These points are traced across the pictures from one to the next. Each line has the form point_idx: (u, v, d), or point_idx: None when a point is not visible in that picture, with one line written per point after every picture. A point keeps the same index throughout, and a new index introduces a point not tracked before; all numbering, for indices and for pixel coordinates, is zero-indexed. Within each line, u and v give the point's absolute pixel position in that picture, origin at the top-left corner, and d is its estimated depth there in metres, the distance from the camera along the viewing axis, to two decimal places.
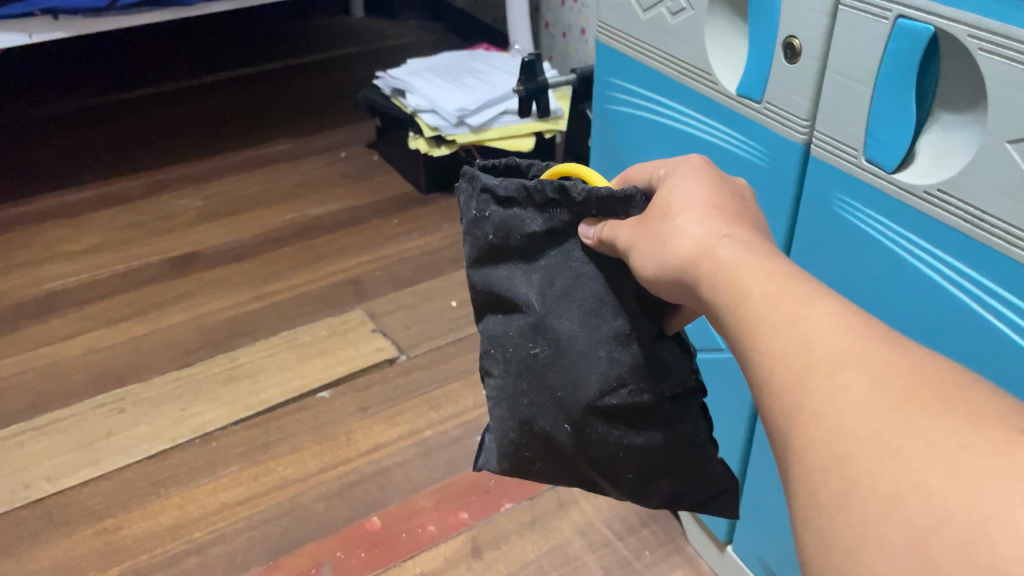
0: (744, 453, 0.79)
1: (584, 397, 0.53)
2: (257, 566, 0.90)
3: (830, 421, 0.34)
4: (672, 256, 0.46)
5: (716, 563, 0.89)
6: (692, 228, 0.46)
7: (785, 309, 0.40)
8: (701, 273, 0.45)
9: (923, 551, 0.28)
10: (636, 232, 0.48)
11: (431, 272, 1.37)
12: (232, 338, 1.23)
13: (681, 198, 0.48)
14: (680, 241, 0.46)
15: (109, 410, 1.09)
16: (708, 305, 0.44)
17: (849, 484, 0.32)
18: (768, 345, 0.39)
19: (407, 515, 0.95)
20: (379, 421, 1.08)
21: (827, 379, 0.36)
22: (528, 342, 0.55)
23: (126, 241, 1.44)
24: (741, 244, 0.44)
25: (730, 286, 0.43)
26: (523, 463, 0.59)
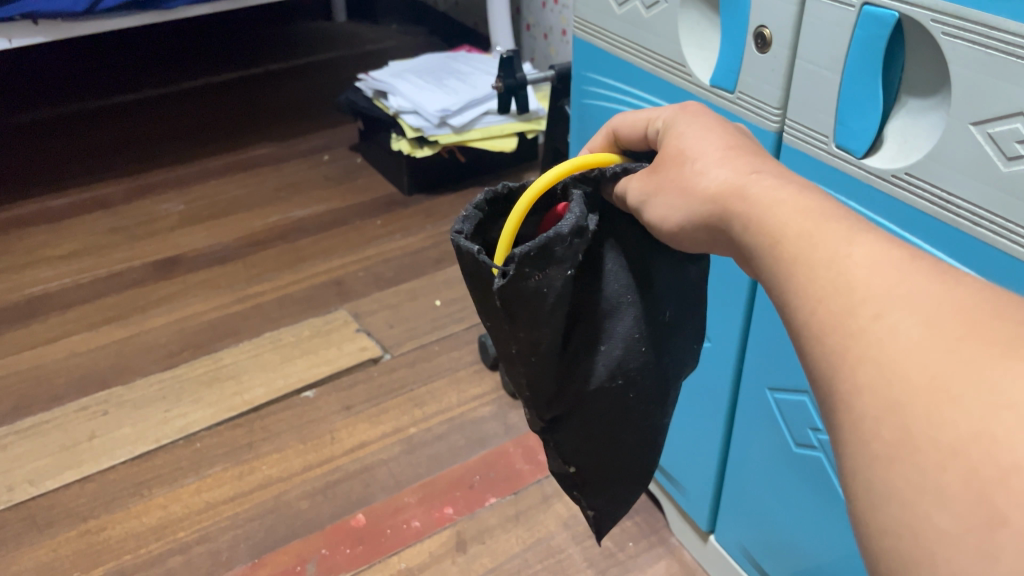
0: (726, 442, 0.79)
1: (687, 321, 0.55)
2: (241, 564, 0.90)
3: (880, 363, 0.32)
4: (700, 201, 0.45)
5: (699, 553, 0.90)
6: (716, 169, 0.45)
7: (822, 249, 0.38)
8: (731, 214, 0.43)
9: (989, 502, 0.26)
10: (650, 178, 0.47)
11: (415, 272, 1.38)
12: (216, 339, 1.23)
13: (697, 144, 0.47)
14: (706, 183, 0.45)
15: (92, 412, 1.09)
16: (741, 246, 0.43)
17: (905, 433, 0.29)
18: (806, 286, 0.37)
19: (392, 512, 0.96)
20: (363, 420, 1.09)
21: (873, 321, 0.33)
22: (653, 317, 0.51)
23: (108, 246, 1.44)
24: (772, 178, 0.43)
25: (763, 227, 0.41)
26: (656, 441, 0.57)
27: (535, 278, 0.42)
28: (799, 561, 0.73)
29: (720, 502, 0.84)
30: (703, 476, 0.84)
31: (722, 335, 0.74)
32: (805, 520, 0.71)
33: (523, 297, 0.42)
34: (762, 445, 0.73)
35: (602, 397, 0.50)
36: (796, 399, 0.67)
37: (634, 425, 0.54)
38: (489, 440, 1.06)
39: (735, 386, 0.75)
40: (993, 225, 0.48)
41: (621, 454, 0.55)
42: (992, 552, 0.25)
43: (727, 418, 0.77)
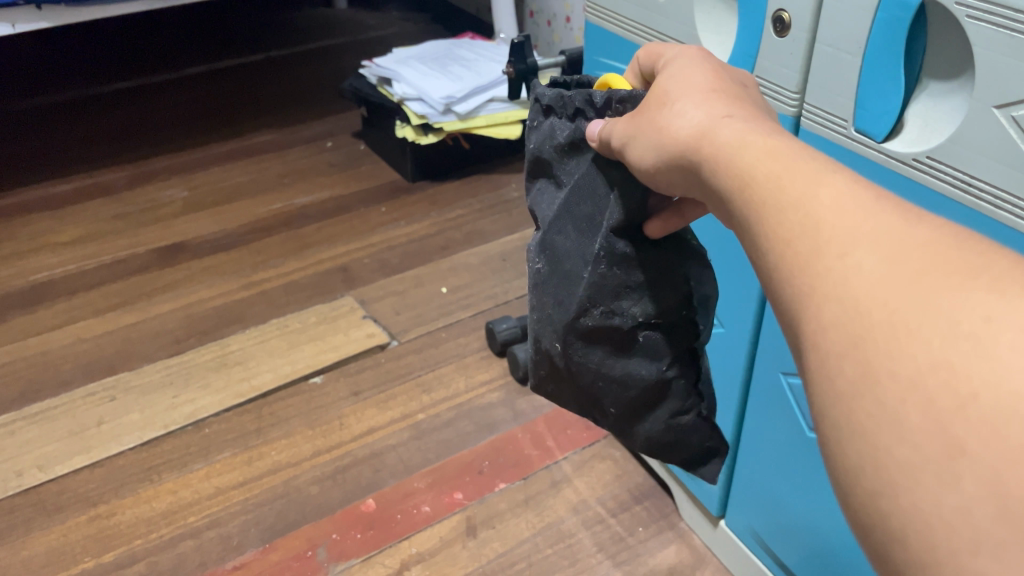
0: (738, 422, 0.79)
1: (565, 316, 0.58)
2: (252, 548, 0.90)
3: (843, 300, 0.32)
4: (671, 141, 0.45)
5: (709, 537, 0.91)
6: (692, 111, 0.45)
7: (791, 190, 0.37)
8: (703, 155, 0.43)
9: (947, 431, 0.27)
10: (631, 123, 0.49)
11: (420, 258, 1.37)
12: (222, 326, 1.22)
13: (679, 87, 0.48)
14: (679, 126, 0.45)
15: (99, 398, 1.09)
16: (713, 191, 0.42)
17: (866, 368, 0.30)
18: (776, 229, 0.37)
19: (402, 497, 0.96)
20: (371, 405, 1.09)
21: (839, 260, 0.33)
22: (533, 257, 0.60)
23: (113, 232, 1.43)
24: (742, 123, 0.43)
25: (736, 171, 0.40)
26: (534, 381, 0.66)
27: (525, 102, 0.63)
28: (811, 546, 0.74)
29: (730, 484, 0.84)
30: None
31: (734, 321, 0.74)
32: (817, 506, 0.71)
33: None
34: (773, 430, 0.74)
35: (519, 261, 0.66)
36: None
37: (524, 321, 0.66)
38: (497, 426, 1.06)
39: (747, 370, 0.76)
40: (1016, 210, 0.48)
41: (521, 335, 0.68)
42: (950, 480, 0.27)
43: (739, 401, 0.78)
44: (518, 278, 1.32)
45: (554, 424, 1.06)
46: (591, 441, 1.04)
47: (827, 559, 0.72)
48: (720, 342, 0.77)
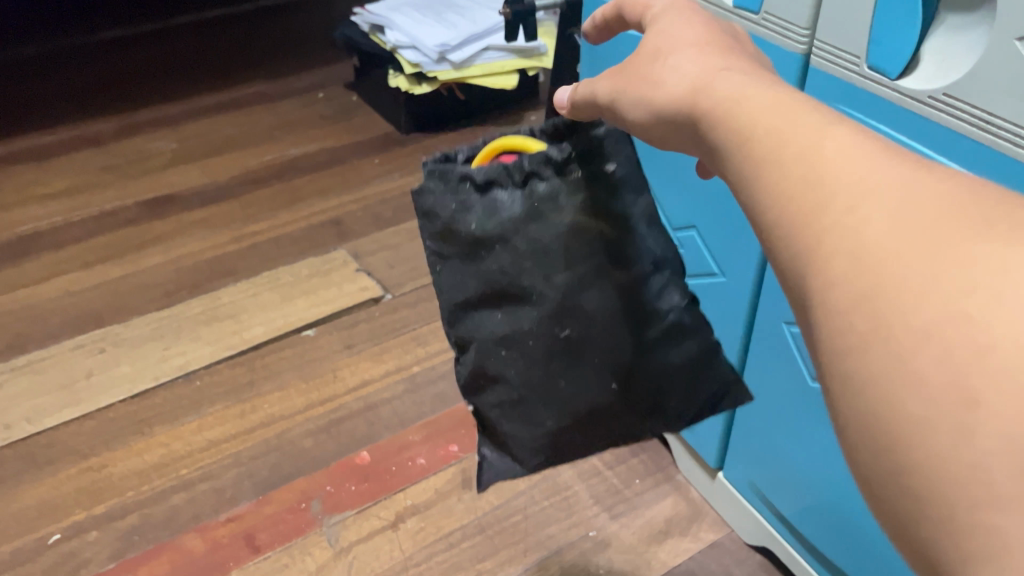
0: (738, 371, 0.78)
1: (620, 347, 0.56)
2: (246, 501, 0.89)
3: (850, 252, 0.29)
4: (665, 99, 0.42)
5: (706, 490, 0.90)
6: (685, 66, 0.42)
7: (791, 141, 0.34)
8: (700, 112, 0.39)
9: (963, 381, 0.25)
10: (618, 76, 0.47)
11: (414, 211, 1.35)
12: (213, 279, 1.20)
13: (671, 42, 0.44)
14: (672, 82, 0.42)
15: (89, 350, 1.07)
16: (709, 146, 0.39)
17: (877, 320, 0.27)
18: (775, 184, 0.33)
19: (397, 449, 0.95)
20: (366, 358, 1.08)
21: (847, 212, 0.30)
22: (552, 326, 0.55)
23: (101, 184, 1.40)
24: (741, 76, 0.39)
25: (733, 127, 0.37)
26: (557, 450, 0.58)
27: (432, 189, 0.53)
28: (810, 500, 0.73)
29: (730, 435, 0.83)
30: (711, 410, 0.83)
31: (735, 268, 0.72)
32: (819, 456, 0.70)
33: (420, 198, 0.53)
34: (775, 380, 0.72)
35: (477, 356, 0.55)
36: None
37: (514, 416, 0.57)
38: None
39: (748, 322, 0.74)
40: None
41: (510, 430, 0.57)
42: (968, 433, 0.24)
43: (739, 351, 0.76)
44: None
45: None
46: None
47: (829, 510, 0.71)
48: (720, 291, 0.75)
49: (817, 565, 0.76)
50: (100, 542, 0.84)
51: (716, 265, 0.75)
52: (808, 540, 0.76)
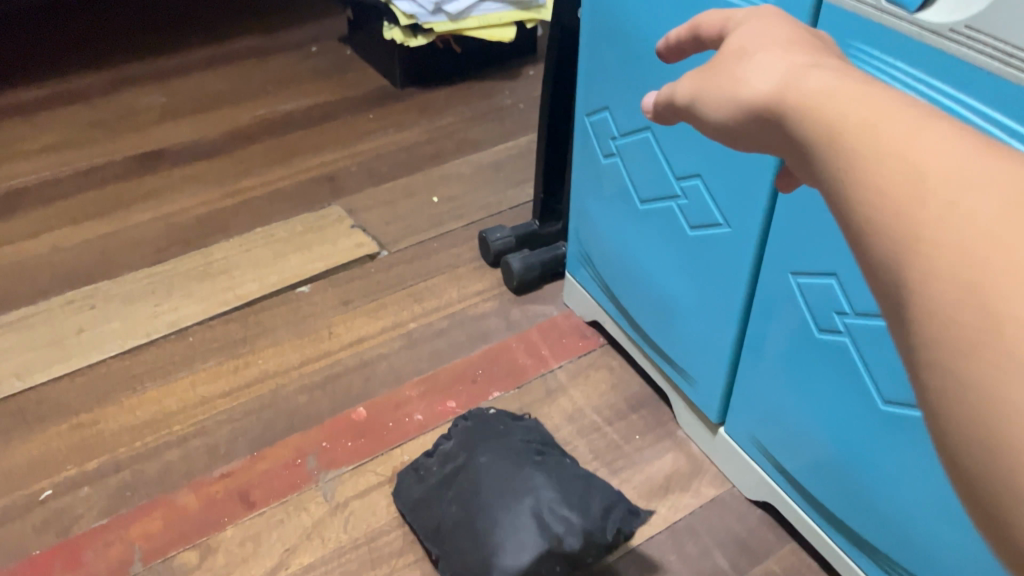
0: (741, 325, 0.76)
1: None
2: (240, 457, 0.88)
3: (953, 244, 0.22)
4: (748, 101, 0.33)
5: (707, 446, 0.89)
6: (771, 63, 0.33)
7: (880, 131, 0.27)
8: (782, 113, 0.32)
9: None
10: (703, 73, 0.37)
11: (409, 167, 1.33)
12: (205, 235, 1.18)
13: (753, 37, 0.36)
14: (755, 84, 0.33)
15: (79, 307, 1.05)
16: (794, 146, 0.31)
17: (986, 322, 0.21)
18: (859, 179, 0.26)
19: (393, 405, 0.94)
20: (362, 315, 1.06)
21: (948, 204, 0.23)
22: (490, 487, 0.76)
23: (89, 140, 1.37)
24: (834, 70, 0.31)
25: (815, 122, 0.29)
26: None
27: None
28: (818, 454, 0.72)
29: (732, 390, 0.82)
30: (713, 365, 0.82)
31: (741, 220, 0.70)
32: (825, 409, 0.69)
33: None
34: (783, 333, 0.71)
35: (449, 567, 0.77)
36: (822, 283, 0.64)
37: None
38: (491, 336, 1.03)
39: (754, 275, 0.72)
40: None
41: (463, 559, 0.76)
42: None
43: (744, 305, 0.74)
44: (512, 188, 1.28)
45: (550, 334, 1.04)
46: (587, 351, 1.01)
47: (833, 463, 0.70)
48: (724, 243, 0.73)
49: (818, 519, 0.76)
50: (92, 498, 0.83)
51: (721, 216, 0.72)
52: (810, 493, 0.75)
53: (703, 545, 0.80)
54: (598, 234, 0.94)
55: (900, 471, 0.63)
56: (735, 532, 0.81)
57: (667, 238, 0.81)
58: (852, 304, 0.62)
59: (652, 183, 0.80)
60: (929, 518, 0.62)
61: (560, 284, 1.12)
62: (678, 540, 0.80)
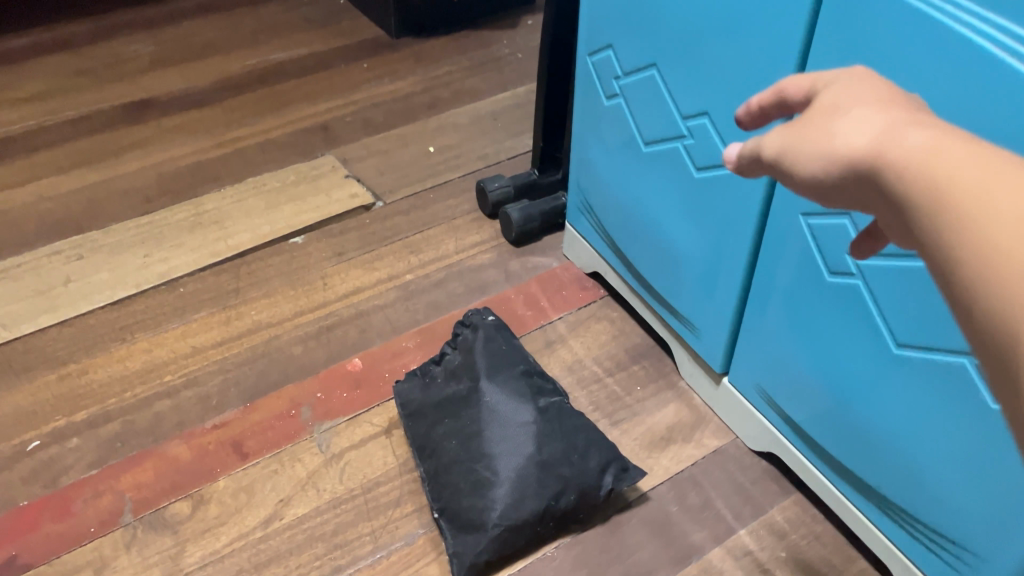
0: (748, 270, 0.74)
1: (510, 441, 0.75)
2: (232, 408, 0.86)
3: None
4: (841, 161, 0.30)
5: (710, 397, 0.87)
6: (867, 120, 0.30)
7: (1007, 199, 0.24)
8: (882, 177, 0.28)
9: None
10: (787, 130, 0.33)
11: (405, 117, 1.29)
12: (196, 185, 1.15)
13: (840, 92, 0.32)
14: (850, 143, 0.29)
15: (66, 257, 1.02)
16: (895, 210, 0.28)
17: None
18: (985, 252, 0.24)
19: (389, 357, 0.91)
20: (357, 266, 1.03)
21: None
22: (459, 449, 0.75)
23: (75, 88, 1.33)
24: (937, 128, 0.28)
25: (922, 185, 0.27)
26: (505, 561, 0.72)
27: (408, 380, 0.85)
28: (827, 405, 0.70)
29: (737, 338, 0.80)
30: (718, 312, 0.79)
31: None
32: (835, 356, 0.67)
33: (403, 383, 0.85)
34: (790, 278, 0.68)
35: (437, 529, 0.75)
36: (834, 223, 0.61)
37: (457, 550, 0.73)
38: (489, 288, 1.01)
39: (762, 218, 0.69)
40: None
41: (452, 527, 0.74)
42: None
43: (751, 249, 0.72)
44: (510, 138, 1.24)
45: (549, 285, 1.01)
46: (588, 303, 0.99)
47: (842, 410, 0.68)
48: (730, 184, 0.71)
49: (825, 470, 0.74)
50: (81, 449, 0.81)
51: (728, 156, 0.69)
52: (817, 442, 0.73)
53: (706, 496, 0.78)
54: (599, 180, 0.91)
55: (913, 418, 0.61)
56: (739, 483, 0.80)
57: (672, 181, 0.78)
58: None
59: (658, 124, 0.77)
60: (941, 464, 0.60)
61: (559, 236, 1.09)
62: (680, 491, 0.79)
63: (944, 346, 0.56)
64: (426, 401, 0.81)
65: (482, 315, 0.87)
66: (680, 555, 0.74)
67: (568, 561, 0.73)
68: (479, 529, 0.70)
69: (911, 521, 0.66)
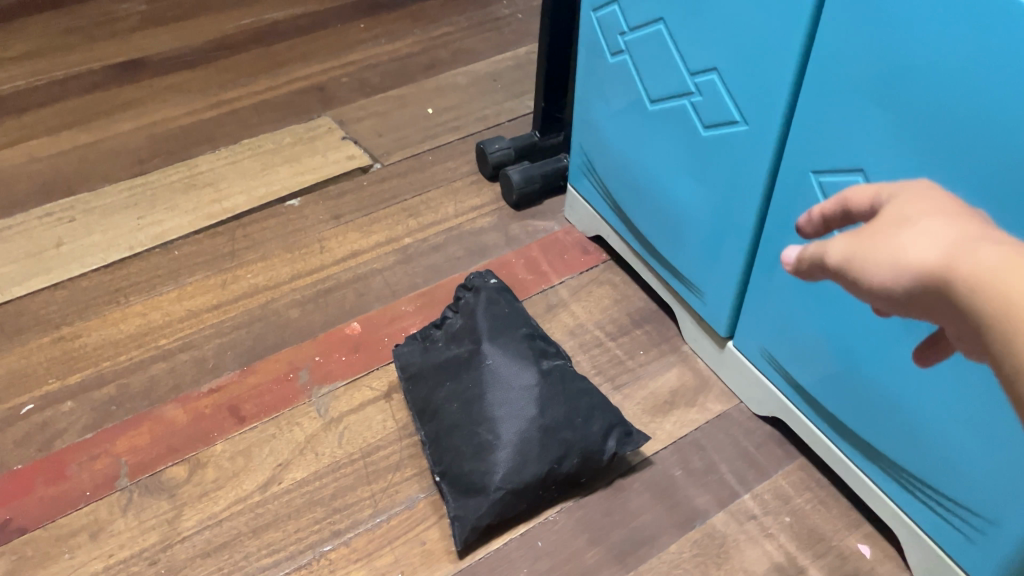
0: (755, 231, 0.72)
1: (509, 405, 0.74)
2: (229, 372, 0.84)
3: None
4: (914, 272, 0.32)
5: (714, 361, 0.86)
6: (939, 234, 0.32)
7: None
8: (958, 290, 0.30)
9: None
10: (854, 237, 0.35)
11: (402, 78, 1.26)
12: (189, 147, 1.13)
13: (905, 207, 0.34)
14: (925, 256, 0.32)
15: (58, 219, 1.00)
16: (973, 323, 0.30)
17: None
18: None
19: (388, 321, 0.90)
20: (354, 229, 1.01)
21: None
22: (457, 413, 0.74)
23: (65, 48, 1.30)
24: (1010, 246, 0.30)
25: (1004, 304, 0.29)
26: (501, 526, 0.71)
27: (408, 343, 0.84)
28: (834, 369, 0.69)
29: (743, 301, 0.78)
30: (723, 275, 0.78)
31: (760, 115, 0.65)
32: (844, 318, 0.65)
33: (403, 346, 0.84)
34: (799, 239, 0.67)
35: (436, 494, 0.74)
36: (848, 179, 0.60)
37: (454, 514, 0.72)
38: (489, 251, 0.99)
39: (771, 177, 0.68)
40: None
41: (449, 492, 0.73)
42: None
43: (759, 209, 0.70)
44: (510, 100, 1.22)
45: (550, 249, 1.00)
46: (590, 267, 0.98)
47: (849, 374, 0.67)
48: (739, 142, 0.69)
49: (830, 433, 0.73)
50: (76, 412, 0.80)
51: (736, 112, 0.67)
52: (823, 407, 0.72)
53: (709, 460, 0.78)
54: (602, 141, 0.89)
55: (923, 380, 0.60)
56: (743, 448, 0.79)
57: (678, 140, 0.76)
58: None
59: (664, 80, 0.75)
60: (952, 426, 0.59)
61: (560, 199, 1.07)
62: (684, 455, 0.78)
63: None
64: (426, 363, 0.79)
65: (484, 277, 0.85)
66: (684, 519, 0.73)
67: (570, 525, 0.72)
68: (480, 493, 0.69)
69: (919, 487, 0.65)
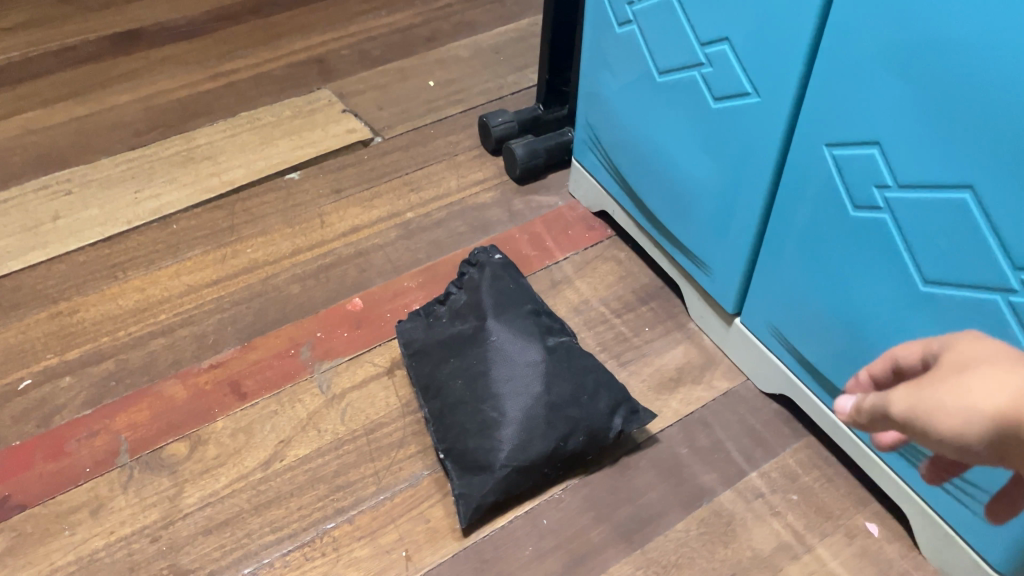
0: (765, 207, 0.71)
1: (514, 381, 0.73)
2: (230, 347, 0.83)
3: None
4: (977, 416, 0.33)
5: (720, 338, 0.85)
6: (997, 380, 0.33)
7: None
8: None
9: None
10: (913, 388, 0.36)
11: (403, 50, 1.24)
12: (187, 119, 1.11)
13: (959, 358, 0.36)
14: (986, 400, 0.33)
15: (55, 192, 0.99)
16: None
17: None
18: None
19: (390, 296, 0.89)
20: (356, 203, 1.00)
21: None
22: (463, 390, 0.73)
23: (60, 18, 1.28)
24: None
25: None
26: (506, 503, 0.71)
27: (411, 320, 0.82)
28: (844, 347, 0.68)
29: (752, 278, 0.77)
30: (732, 251, 0.77)
31: (772, 86, 0.64)
32: (856, 297, 0.64)
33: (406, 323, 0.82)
34: (810, 215, 0.66)
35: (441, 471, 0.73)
36: (861, 153, 0.58)
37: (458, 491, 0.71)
38: (492, 227, 0.98)
39: (782, 151, 0.66)
40: None
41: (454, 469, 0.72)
42: None
43: (769, 184, 0.69)
44: (513, 73, 1.20)
45: (554, 225, 0.98)
46: (594, 243, 0.96)
47: (860, 352, 0.66)
48: (750, 115, 0.67)
49: None
50: (74, 388, 0.79)
51: (748, 84, 0.66)
52: (833, 385, 0.71)
53: (716, 437, 0.77)
54: (609, 115, 0.87)
55: None
56: (749, 426, 0.78)
57: (686, 113, 0.75)
58: (896, 176, 0.56)
59: (673, 51, 0.73)
60: None
61: (564, 174, 1.06)
62: (690, 433, 0.77)
63: (976, 281, 0.53)
64: (430, 339, 0.78)
65: (488, 253, 0.84)
66: (690, 497, 0.72)
67: (576, 503, 0.71)
68: (486, 470, 0.68)
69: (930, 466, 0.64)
